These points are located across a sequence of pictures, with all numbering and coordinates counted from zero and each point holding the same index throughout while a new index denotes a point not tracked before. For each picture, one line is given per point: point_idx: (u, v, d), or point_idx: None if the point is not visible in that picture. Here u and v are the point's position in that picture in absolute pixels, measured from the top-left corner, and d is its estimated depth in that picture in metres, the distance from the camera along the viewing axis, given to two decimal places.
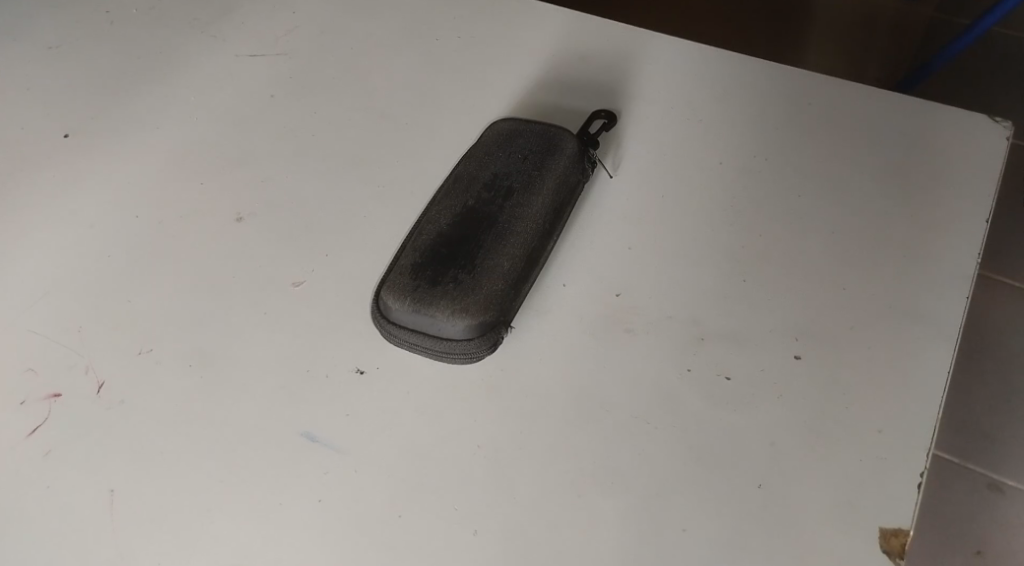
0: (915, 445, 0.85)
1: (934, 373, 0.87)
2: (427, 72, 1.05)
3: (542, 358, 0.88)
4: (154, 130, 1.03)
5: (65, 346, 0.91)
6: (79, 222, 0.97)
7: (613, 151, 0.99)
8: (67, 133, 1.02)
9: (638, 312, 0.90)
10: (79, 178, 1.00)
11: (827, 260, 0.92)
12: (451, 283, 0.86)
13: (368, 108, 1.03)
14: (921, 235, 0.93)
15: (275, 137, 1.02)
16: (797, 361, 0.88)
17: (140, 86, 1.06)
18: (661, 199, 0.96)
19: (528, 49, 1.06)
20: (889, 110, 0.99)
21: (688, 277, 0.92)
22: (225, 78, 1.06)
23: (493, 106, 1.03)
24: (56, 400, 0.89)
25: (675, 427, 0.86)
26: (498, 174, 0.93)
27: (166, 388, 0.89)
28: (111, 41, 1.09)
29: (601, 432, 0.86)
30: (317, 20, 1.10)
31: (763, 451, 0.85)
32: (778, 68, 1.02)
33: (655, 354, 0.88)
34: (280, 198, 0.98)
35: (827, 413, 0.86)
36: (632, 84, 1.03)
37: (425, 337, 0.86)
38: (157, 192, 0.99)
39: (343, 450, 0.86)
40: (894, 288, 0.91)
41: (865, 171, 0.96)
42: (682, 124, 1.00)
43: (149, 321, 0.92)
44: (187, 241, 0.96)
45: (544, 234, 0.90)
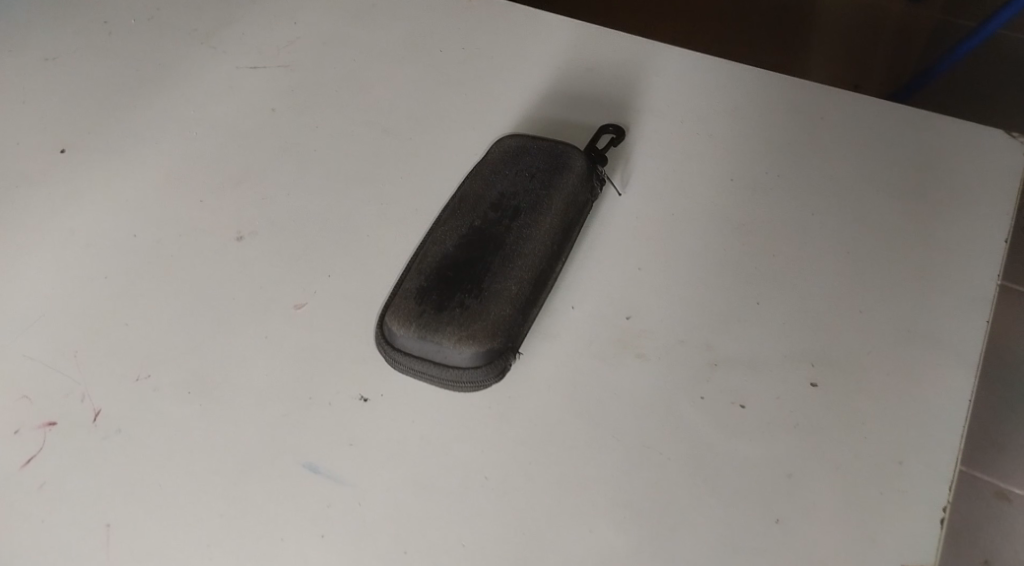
0: (935, 477, 0.82)
1: (954, 401, 0.85)
2: (431, 85, 1.03)
3: (551, 385, 0.86)
4: (152, 146, 1.00)
5: (60, 372, 0.88)
6: (75, 242, 0.95)
7: (622, 168, 0.96)
8: (63, 149, 1.00)
9: (649, 336, 0.88)
10: (75, 196, 0.97)
11: (843, 282, 0.90)
12: (457, 308, 0.83)
13: (371, 122, 1.01)
14: (939, 256, 0.90)
15: (276, 153, 0.99)
16: (812, 389, 0.85)
17: (139, 100, 1.03)
18: (671, 218, 0.93)
19: (534, 62, 1.03)
20: (905, 125, 0.96)
21: (700, 301, 0.89)
22: (225, 91, 1.03)
23: (499, 120, 1.00)
24: (51, 429, 0.86)
25: (688, 457, 0.83)
26: (505, 194, 0.90)
27: (164, 416, 0.86)
28: (109, 52, 1.06)
29: (612, 463, 0.83)
30: (318, 31, 1.07)
31: (779, 483, 0.82)
32: (791, 81, 1.00)
33: (667, 381, 0.86)
34: (280, 217, 0.96)
35: (844, 443, 0.83)
36: (641, 98, 1.00)
37: (430, 365, 0.84)
38: (155, 210, 0.96)
39: (347, 481, 0.84)
40: (912, 311, 0.88)
41: (881, 189, 0.94)
42: (693, 140, 0.97)
43: (147, 347, 0.89)
44: (186, 262, 0.93)
45: (553, 257, 0.88)
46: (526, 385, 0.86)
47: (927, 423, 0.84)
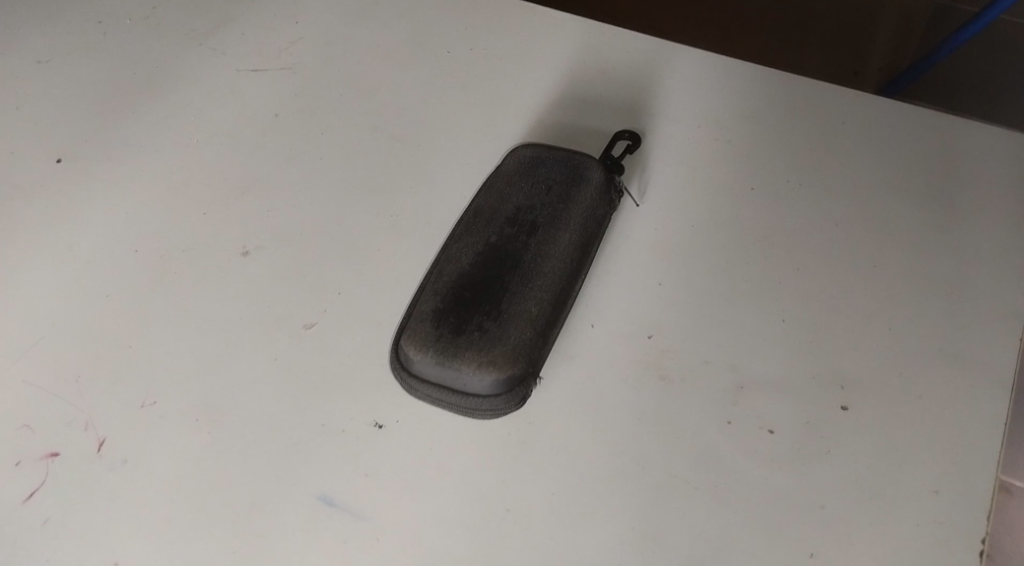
0: (971, 506, 0.80)
1: (987, 424, 0.82)
2: (438, 88, 1.00)
3: (572, 409, 0.83)
4: (153, 155, 0.97)
5: (61, 399, 0.85)
6: (74, 259, 0.91)
7: (639, 177, 0.93)
8: (60, 158, 0.96)
9: (673, 356, 0.85)
10: (74, 210, 0.94)
11: (870, 298, 0.87)
12: (476, 332, 0.80)
13: (378, 127, 0.97)
14: (969, 269, 0.88)
15: (281, 162, 0.96)
16: (842, 412, 0.83)
17: (137, 105, 0.99)
18: (692, 230, 0.90)
19: (546, 63, 1.00)
20: (929, 130, 0.93)
21: (724, 319, 0.86)
22: (226, 96, 1.00)
23: (510, 126, 0.97)
24: (53, 459, 0.83)
25: (716, 488, 0.81)
26: (521, 208, 0.87)
27: (171, 445, 0.83)
28: (105, 55, 1.02)
29: (638, 493, 0.81)
30: (320, 30, 1.03)
31: (811, 514, 0.80)
32: (810, 83, 0.96)
33: (692, 405, 0.83)
34: (287, 231, 0.92)
35: (877, 471, 0.81)
36: (656, 102, 0.97)
37: (449, 392, 0.81)
38: (157, 225, 0.93)
39: (363, 513, 0.81)
40: (942, 327, 0.85)
41: (907, 198, 0.91)
42: (712, 146, 0.94)
43: (150, 371, 0.86)
44: (190, 280, 0.90)
45: (573, 275, 0.85)
46: (547, 409, 0.83)
47: (961, 448, 0.82)
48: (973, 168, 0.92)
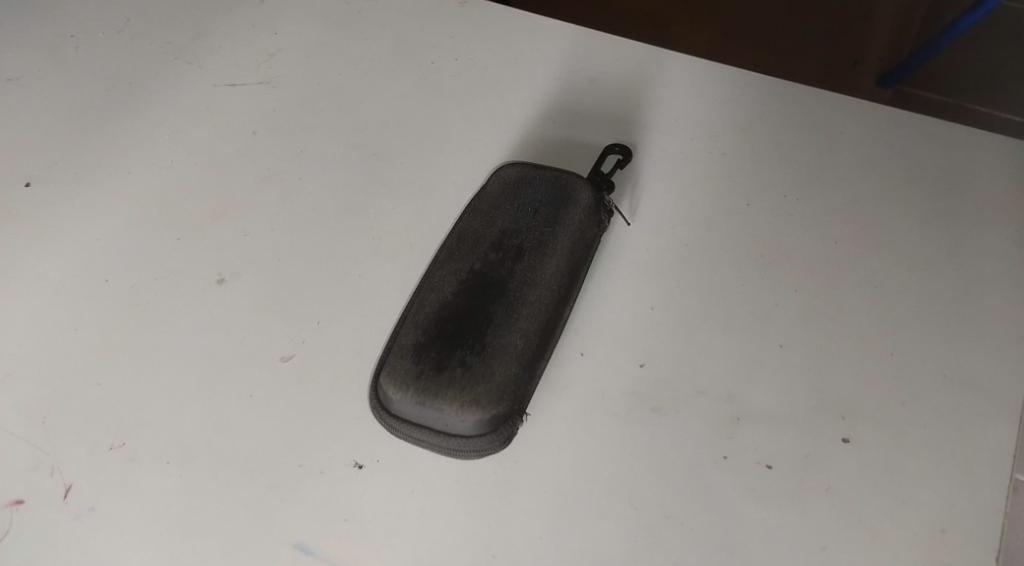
0: (980, 545, 0.76)
1: (996, 456, 0.79)
2: (421, 100, 0.96)
3: (562, 445, 0.80)
4: (124, 177, 0.93)
5: (28, 441, 0.81)
6: (42, 290, 0.88)
7: (629, 193, 0.89)
8: (28, 182, 0.92)
9: (666, 388, 0.81)
10: (42, 238, 0.90)
11: (872, 321, 0.83)
12: (459, 368, 0.77)
13: (359, 144, 0.94)
14: (976, 290, 0.84)
15: (258, 183, 0.92)
16: (844, 444, 0.79)
17: (109, 125, 0.95)
18: (685, 250, 0.86)
19: (533, 73, 0.96)
20: (932, 142, 0.89)
21: (719, 346, 0.82)
22: (201, 113, 0.96)
23: (496, 141, 0.93)
24: (18, 507, 0.80)
25: (713, 529, 0.77)
26: (506, 232, 0.83)
27: (141, 490, 0.80)
28: (75, 72, 0.98)
29: (630, 535, 0.77)
30: (300, 42, 0.99)
31: (812, 556, 0.76)
32: (808, 92, 0.92)
33: (686, 438, 0.79)
34: (264, 257, 0.88)
35: (880, 508, 0.77)
36: (647, 114, 0.93)
37: (431, 432, 0.77)
38: (127, 253, 0.89)
39: (342, 562, 0.78)
40: (948, 351, 0.82)
41: (910, 215, 0.87)
42: (705, 161, 0.90)
43: (120, 410, 0.82)
44: (162, 311, 0.86)
45: (561, 303, 0.81)
46: (534, 446, 0.80)
47: (969, 483, 0.78)
48: (978, 183, 0.88)
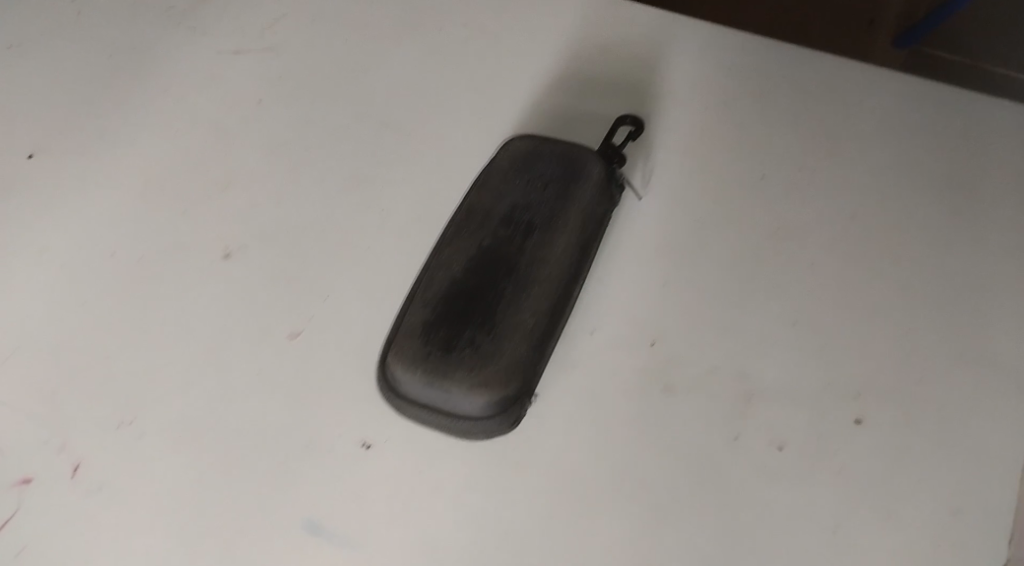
0: (992, 527, 0.76)
1: (1008, 437, 0.78)
2: (429, 68, 0.94)
3: (571, 424, 0.79)
4: (129, 147, 0.91)
5: (35, 419, 0.81)
6: (47, 264, 0.87)
7: (640, 165, 0.87)
8: (31, 153, 0.91)
9: (677, 366, 0.80)
10: (46, 210, 0.89)
11: (886, 299, 0.82)
12: (468, 349, 0.76)
13: (366, 114, 0.92)
14: (992, 267, 0.83)
15: (264, 153, 0.91)
16: (856, 426, 0.79)
17: (113, 94, 0.94)
18: (697, 224, 0.85)
19: (543, 40, 0.94)
20: (950, 112, 0.88)
21: (731, 324, 0.82)
22: (206, 83, 0.94)
23: (505, 111, 0.91)
24: (28, 486, 0.80)
25: (723, 510, 0.77)
26: (516, 207, 0.82)
27: (150, 468, 0.80)
28: (77, 39, 0.96)
29: (640, 516, 0.77)
30: (305, 8, 0.97)
31: (823, 537, 0.76)
32: (825, 60, 0.90)
33: (697, 418, 0.79)
34: (271, 230, 0.87)
35: (892, 490, 0.77)
36: (659, 82, 0.91)
37: (440, 413, 0.77)
38: (133, 226, 0.88)
39: (350, 542, 0.78)
40: (962, 331, 0.81)
41: (926, 189, 0.85)
42: (718, 132, 0.88)
43: (128, 387, 0.82)
44: (168, 287, 0.85)
45: (570, 280, 0.80)
46: (543, 425, 0.79)
47: (982, 464, 0.78)
48: (998, 156, 0.86)
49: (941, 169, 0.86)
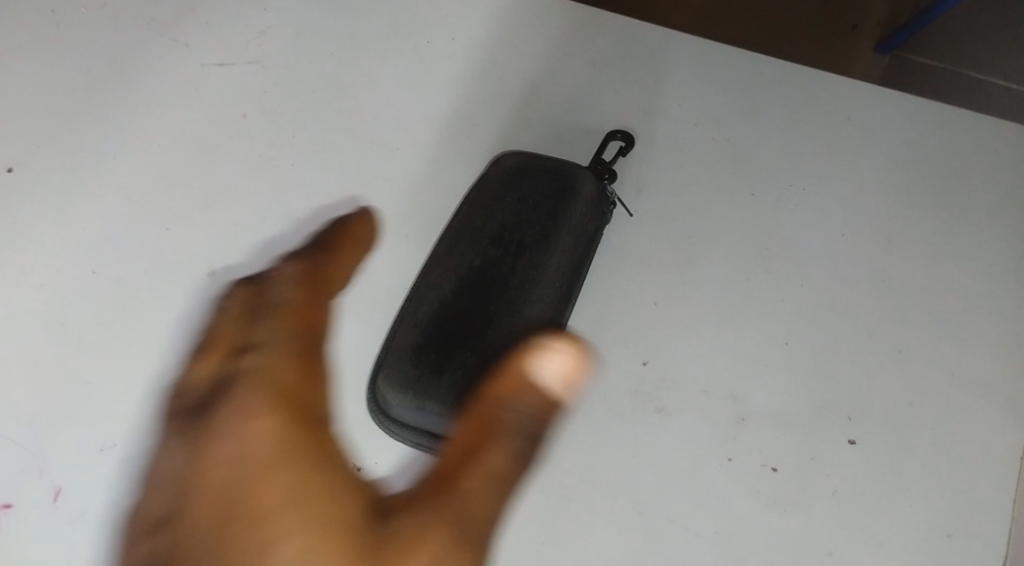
0: (986, 549, 0.77)
1: (1000, 458, 0.79)
2: (417, 81, 0.92)
3: (564, 447, 0.78)
4: (112, 162, 0.89)
5: (15, 444, 0.80)
6: (28, 282, 0.85)
7: (632, 181, 0.86)
8: (10, 168, 0.88)
9: (670, 386, 0.80)
10: (28, 227, 0.86)
11: (878, 319, 0.82)
12: (458, 371, 0.74)
13: (354, 128, 0.90)
14: (982, 287, 0.83)
15: (250, 169, 0.89)
16: (851, 446, 0.79)
17: (94, 106, 0.91)
18: (689, 242, 0.84)
19: (533, 52, 0.92)
20: (940, 128, 0.87)
21: (725, 344, 0.81)
22: (190, 95, 0.92)
23: (494, 124, 0.90)
24: (8, 511, 0.78)
25: (716, 534, 0.77)
26: (506, 225, 0.80)
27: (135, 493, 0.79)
28: (55, 48, 0.93)
29: (636, 539, 0.77)
30: (291, 18, 0.95)
31: (819, 561, 0.77)
32: (817, 74, 0.89)
33: (692, 440, 0.79)
34: (258, 249, 0.86)
35: (886, 512, 0.77)
36: (651, 96, 0.89)
37: (429, 437, 0.75)
38: (116, 244, 0.86)
39: None
40: (954, 352, 0.81)
41: (918, 208, 0.85)
42: (710, 148, 0.87)
43: (113, 410, 0.81)
44: (152, 308, 0.84)
45: (562, 300, 0.79)
46: None
47: (973, 486, 0.78)
48: (988, 174, 0.86)
49: (932, 187, 0.86)
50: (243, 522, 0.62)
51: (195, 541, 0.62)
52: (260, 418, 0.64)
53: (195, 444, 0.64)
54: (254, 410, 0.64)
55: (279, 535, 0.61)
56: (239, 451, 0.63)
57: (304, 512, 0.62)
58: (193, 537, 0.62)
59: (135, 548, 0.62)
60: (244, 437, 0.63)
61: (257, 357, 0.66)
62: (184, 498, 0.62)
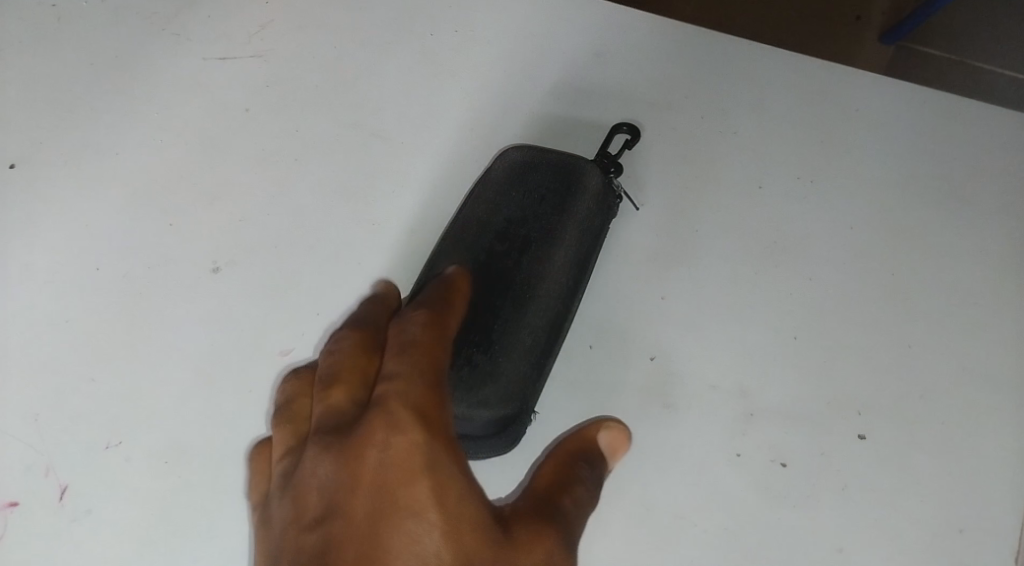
0: (996, 545, 0.77)
1: (1009, 453, 0.78)
2: (420, 74, 0.91)
3: None
4: (115, 158, 0.89)
5: (22, 442, 0.80)
6: (31, 279, 0.84)
7: (638, 174, 0.85)
8: (12, 164, 0.88)
9: (678, 382, 0.79)
10: (31, 224, 0.86)
11: (887, 313, 0.81)
12: (466, 366, 0.74)
13: (357, 122, 0.90)
14: (991, 281, 0.82)
15: (253, 164, 0.88)
16: (860, 441, 0.78)
17: (96, 102, 0.90)
18: (696, 237, 0.83)
19: (538, 44, 0.91)
20: (949, 119, 0.86)
21: (732, 339, 0.81)
22: (191, 90, 0.91)
23: (499, 118, 0.89)
24: (14, 510, 0.78)
25: (726, 531, 0.77)
26: (512, 220, 0.80)
27: (141, 491, 0.79)
28: (57, 43, 0.92)
29: (645, 535, 0.76)
30: (292, 10, 0.93)
31: (829, 557, 0.76)
32: (826, 65, 0.88)
33: (699, 436, 0.78)
34: (262, 244, 0.85)
35: (896, 508, 0.77)
36: (656, 88, 0.88)
37: None
38: (120, 240, 0.86)
39: None
40: (964, 346, 0.81)
41: (926, 200, 0.84)
42: (717, 141, 0.86)
43: (118, 406, 0.81)
44: (158, 304, 0.84)
45: (569, 296, 0.79)
46: (542, 444, 0.78)
47: (984, 481, 0.78)
48: (997, 166, 0.85)
49: (941, 180, 0.85)
50: (395, 519, 0.65)
51: (354, 538, 0.65)
52: (405, 424, 0.67)
53: (351, 450, 0.67)
54: (400, 419, 0.67)
55: (422, 532, 0.65)
56: (388, 457, 0.66)
57: (444, 513, 0.65)
58: (351, 533, 0.65)
59: (297, 543, 0.66)
60: (390, 445, 0.66)
61: (392, 375, 0.69)
62: (343, 503, 0.66)
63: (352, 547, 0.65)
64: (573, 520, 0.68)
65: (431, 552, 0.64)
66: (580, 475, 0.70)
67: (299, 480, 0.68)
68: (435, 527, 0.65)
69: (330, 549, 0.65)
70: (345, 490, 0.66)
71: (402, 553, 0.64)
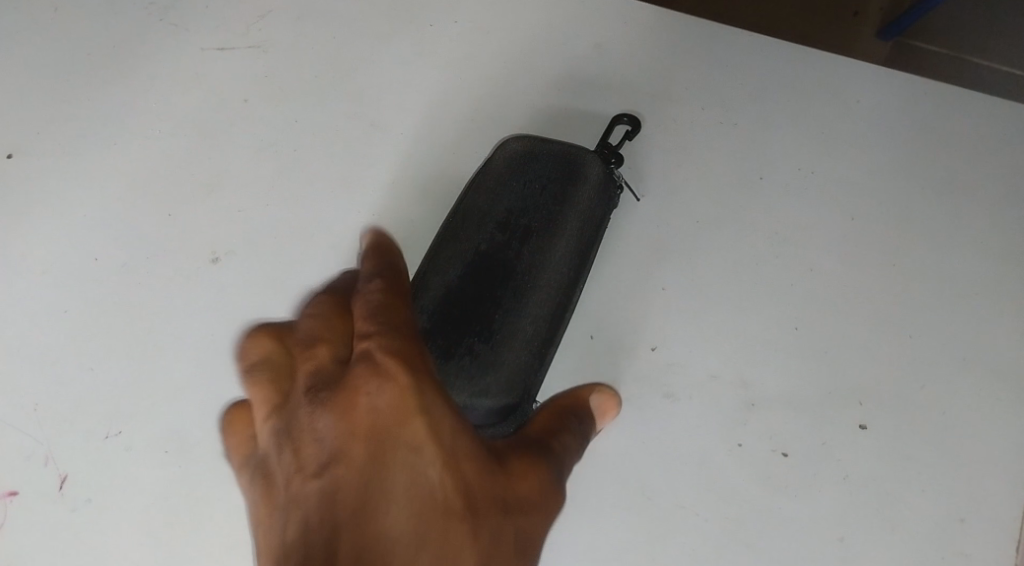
0: (995, 534, 0.77)
1: (1010, 443, 0.79)
2: (419, 63, 0.90)
3: None
4: (112, 148, 0.88)
5: (22, 432, 0.80)
6: (30, 269, 0.84)
7: (638, 165, 0.85)
8: (10, 154, 0.87)
9: (679, 372, 0.80)
10: (30, 215, 0.86)
11: (888, 304, 0.81)
12: (466, 355, 0.74)
13: (355, 113, 0.89)
14: (993, 271, 0.82)
15: (252, 154, 0.88)
16: (861, 431, 0.79)
17: (92, 93, 0.89)
18: (697, 228, 0.83)
19: (537, 33, 0.90)
20: (950, 109, 0.86)
21: (734, 329, 0.81)
22: (188, 79, 0.90)
23: (498, 108, 0.88)
24: (13, 499, 0.79)
25: (726, 520, 0.77)
26: (512, 210, 0.79)
27: (142, 480, 0.79)
28: (52, 32, 0.91)
29: (646, 524, 0.77)
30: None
31: (829, 546, 0.77)
32: (827, 56, 0.87)
33: (700, 427, 0.79)
34: (262, 234, 0.85)
35: (896, 498, 0.78)
36: (657, 78, 0.88)
37: None
38: (119, 230, 0.85)
39: None
40: (966, 338, 0.81)
41: (927, 192, 0.84)
42: (716, 132, 0.86)
43: (118, 396, 0.81)
44: (158, 294, 0.83)
45: (569, 285, 0.79)
46: None
47: (984, 471, 0.78)
48: (999, 156, 0.85)
49: (942, 171, 0.85)
50: (397, 459, 0.66)
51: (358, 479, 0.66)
52: (394, 371, 0.67)
53: (343, 399, 0.68)
54: (389, 367, 0.68)
55: (419, 471, 0.66)
56: (381, 404, 0.67)
57: (440, 455, 0.66)
58: (354, 476, 0.65)
59: (294, 497, 0.66)
60: (382, 395, 0.67)
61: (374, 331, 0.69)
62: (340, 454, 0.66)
63: (356, 494, 0.65)
64: (562, 461, 0.72)
65: (435, 487, 0.65)
66: (570, 425, 0.74)
67: (295, 434, 0.68)
68: (437, 462, 0.66)
69: (335, 497, 0.65)
70: (341, 439, 0.67)
71: (404, 490, 0.65)
